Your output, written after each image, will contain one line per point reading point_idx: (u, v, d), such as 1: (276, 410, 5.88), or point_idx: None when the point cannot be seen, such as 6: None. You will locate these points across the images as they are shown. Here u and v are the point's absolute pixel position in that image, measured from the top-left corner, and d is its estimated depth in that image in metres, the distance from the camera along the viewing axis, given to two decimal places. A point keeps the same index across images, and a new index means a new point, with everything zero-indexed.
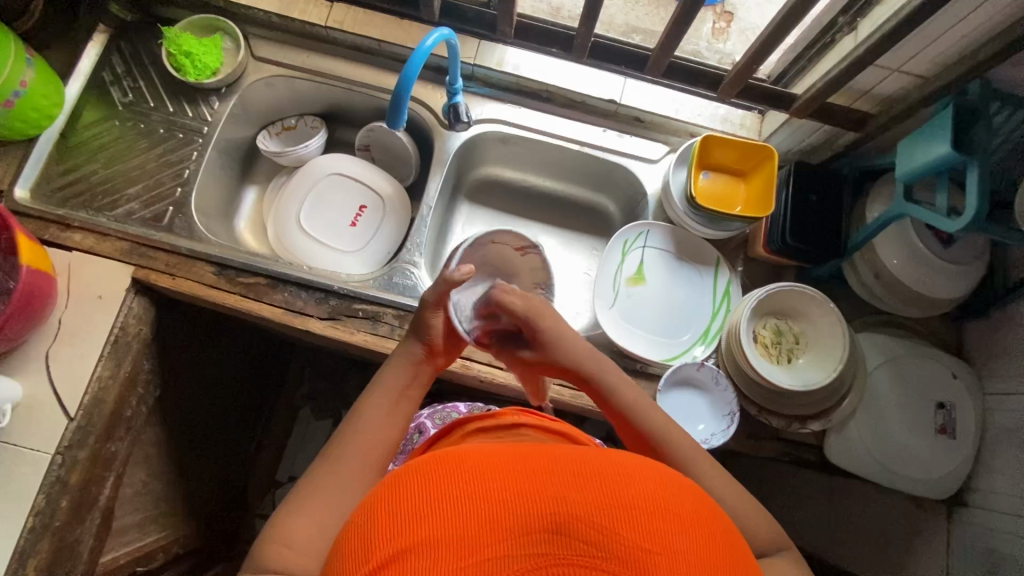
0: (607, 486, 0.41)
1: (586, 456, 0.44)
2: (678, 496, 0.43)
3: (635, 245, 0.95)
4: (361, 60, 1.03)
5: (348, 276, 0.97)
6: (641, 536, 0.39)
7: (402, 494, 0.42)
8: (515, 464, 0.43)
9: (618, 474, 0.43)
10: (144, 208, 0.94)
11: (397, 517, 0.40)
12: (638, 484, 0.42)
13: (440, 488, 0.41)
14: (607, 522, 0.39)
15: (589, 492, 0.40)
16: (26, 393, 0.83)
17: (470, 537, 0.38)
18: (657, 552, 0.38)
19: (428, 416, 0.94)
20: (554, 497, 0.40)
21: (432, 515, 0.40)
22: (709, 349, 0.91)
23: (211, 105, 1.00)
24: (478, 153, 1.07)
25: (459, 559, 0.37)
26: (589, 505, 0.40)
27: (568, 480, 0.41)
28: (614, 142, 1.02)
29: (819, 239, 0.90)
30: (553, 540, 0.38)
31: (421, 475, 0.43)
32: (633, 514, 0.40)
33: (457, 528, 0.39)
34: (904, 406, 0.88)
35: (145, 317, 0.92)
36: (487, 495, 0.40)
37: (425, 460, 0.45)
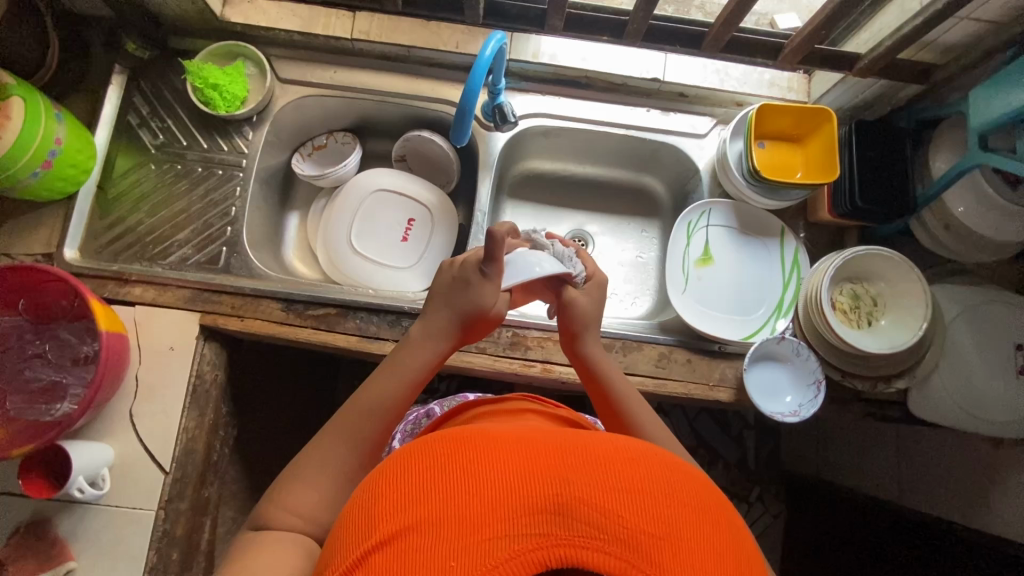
0: (613, 471, 0.42)
1: (593, 445, 0.45)
2: (681, 482, 0.44)
3: (699, 226, 0.94)
4: (390, 69, 1.00)
5: (412, 294, 0.96)
6: (645, 521, 0.39)
7: (409, 473, 0.43)
8: (520, 445, 0.44)
9: (624, 460, 0.44)
10: (197, 251, 0.92)
11: (401, 498, 0.41)
12: (644, 470, 0.43)
13: (444, 468, 0.42)
14: (611, 506, 0.39)
15: (595, 475, 0.41)
16: (119, 454, 0.83)
17: (472, 515, 0.39)
18: (660, 538, 0.39)
19: (438, 402, 0.95)
20: (558, 478, 0.41)
21: (435, 494, 0.40)
22: (788, 321, 0.90)
23: (245, 136, 0.97)
24: (520, 148, 1.05)
25: (463, 535, 0.38)
26: (593, 486, 0.40)
27: (574, 462, 0.43)
28: (659, 120, 1.00)
29: (887, 198, 0.88)
30: (557, 521, 0.38)
31: (426, 456, 0.44)
32: (636, 499, 0.40)
33: (460, 507, 0.39)
34: (986, 353, 0.89)
35: (218, 362, 0.91)
36: (491, 475, 0.41)
37: (429, 442, 0.46)
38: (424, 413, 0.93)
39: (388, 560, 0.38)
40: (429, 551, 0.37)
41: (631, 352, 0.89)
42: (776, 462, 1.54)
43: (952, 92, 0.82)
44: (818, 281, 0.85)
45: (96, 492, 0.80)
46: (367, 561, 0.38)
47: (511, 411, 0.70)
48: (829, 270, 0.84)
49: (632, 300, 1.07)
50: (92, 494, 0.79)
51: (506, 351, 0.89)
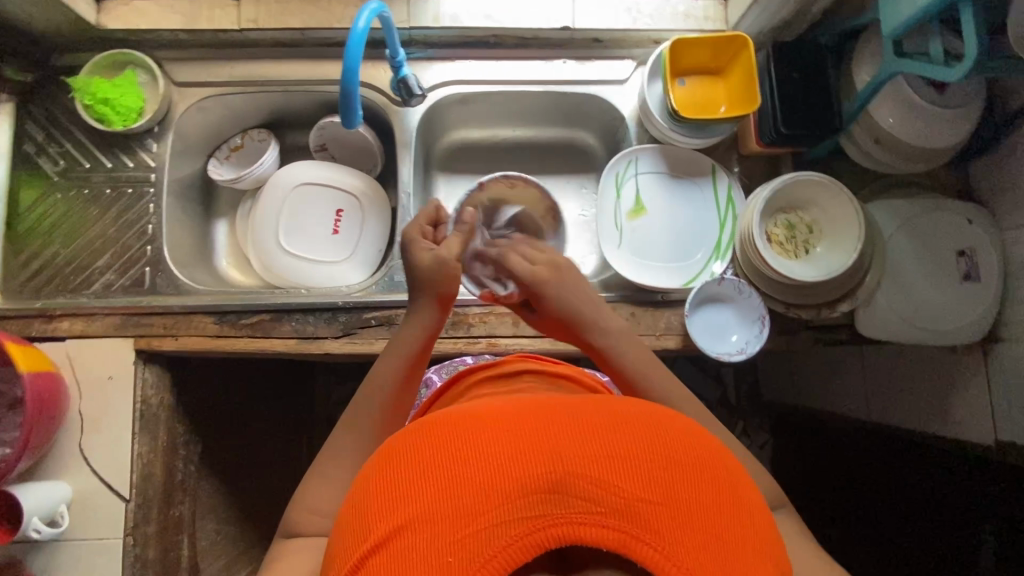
0: (602, 437, 0.44)
1: (585, 411, 0.47)
2: (675, 437, 0.46)
3: (628, 177, 0.92)
4: (290, 55, 0.95)
5: (347, 288, 0.94)
6: (638, 487, 0.42)
7: (399, 469, 0.44)
8: (508, 422, 0.45)
9: (617, 424, 0.46)
10: (120, 276, 0.90)
11: (396, 495, 0.43)
12: (636, 433, 0.45)
13: (435, 459, 0.43)
14: (603, 476, 0.42)
15: (587, 447, 0.43)
16: (76, 490, 0.83)
17: (468, 504, 0.41)
18: (655, 502, 0.41)
19: (436, 371, 0.89)
20: (551, 454, 0.43)
21: (428, 489, 0.42)
22: (725, 263, 0.89)
23: (150, 148, 0.93)
24: (440, 120, 1.01)
25: (460, 527, 0.40)
26: (586, 459, 0.43)
27: (563, 434, 0.44)
28: (576, 71, 0.96)
29: (813, 120, 0.86)
30: (550, 501, 0.41)
31: (417, 447, 0.45)
32: (632, 466, 0.43)
33: (453, 499, 0.41)
34: (927, 264, 0.88)
35: (162, 384, 0.90)
36: (483, 460, 0.42)
37: (420, 432, 0.47)
38: (420, 383, 0.88)
39: (386, 561, 0.40)
40: (427, 548, 0.39)
41: None
42: (757, 394, 1.55)
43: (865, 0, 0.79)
44: (751, 218, 0.83)
45: (56, 530, 0.80)
46: (370, 562, 0.40)
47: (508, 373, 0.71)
48: (759, 205, 0.82)
49: (581, 259, 1.05)
50: (52, 533, 0.79)
51: (449, 332, 0.88)
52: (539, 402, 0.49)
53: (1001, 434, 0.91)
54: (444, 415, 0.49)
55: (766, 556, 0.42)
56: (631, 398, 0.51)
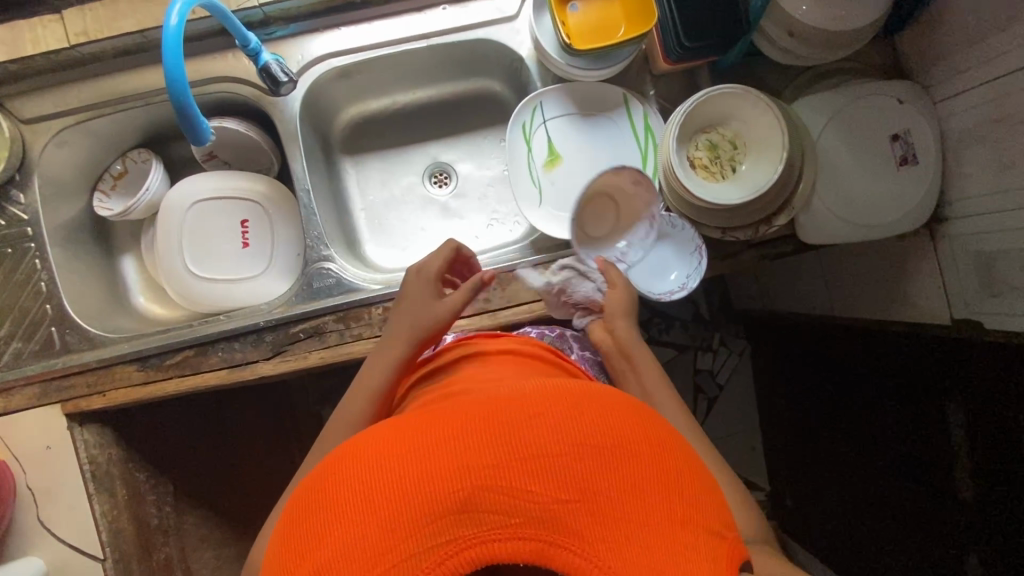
0: (514, 440, 0.43)
1: (497, 411, 0.46)
2: (591, 422, 0.45)
3: (536, 125, 0.85)
4: (141, 63, 0.85)
5: (271, 303, 0.89)
6: (552, 488, 0.41)
7: (310, 514, 0.43)
8: (418, 441, 0.44)
9: (528, 421, 0.44)
10: (27, 342, 0.84)
11: (310, 541, 0.42)
12: (548, 427, 0.44)
13: (347, 495, 0.43)
14: (513, 485, 0.41)
15: (496, 455, 0.42)
16: (48, 561, 0.82)
17: (381, 539, 0.40)
18: (570, 501, 0.41)
19: None
20: (459, 470, 0.42)
21: (342, 528, 0.41)
22: (652, 202, 0.83)
23: (18, 199, 0.85)
24: (327, 100, 0.92)
25: (375, 564, 0.40)
26: (497, 468, 0.42)
27: (473, 446, 0.43)
28: (460, 17, 0.86)
29: (717, 25, 0.78)
30: (462, 521, 0.40)
31: (332, 482, 0.45)
32: (543, 466, 0.42)
33: (364, 538, 0.41)
34: (862, 154, 0.83)
35: (106, 440, 0.87)
36: (391, 489, 0.42)
37: (336, 464, 0.46)
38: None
39: None
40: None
41: (509, 283, 0.84)
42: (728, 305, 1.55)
43: None
44: (668, 147, 0.77)
45: None
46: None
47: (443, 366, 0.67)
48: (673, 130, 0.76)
49: (513, 220, 0.99)
50: None
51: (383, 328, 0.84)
52: (454, 407, 0.48)
53: (956, 312, 0.89)
54: (357, 441, 0.48)
55: (689, 528, 0.43)
56: (549, 382, 0.50)
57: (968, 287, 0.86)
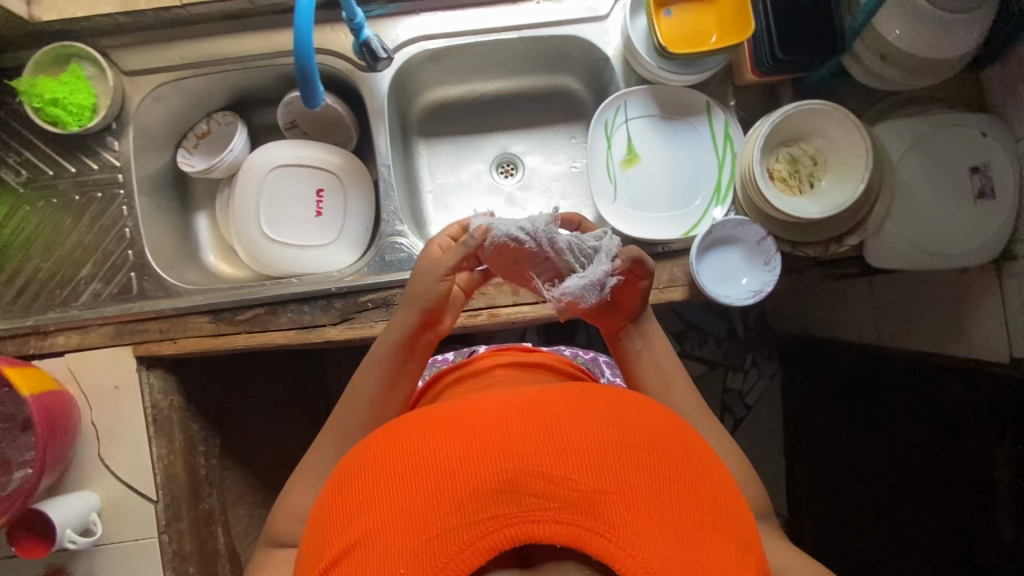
0: (556, 427, 0.42)
1: (541, 400, 0.45)
2: (634, 423, 0.44)
3: (618, 124, 0.87)
4: (242, 28, 0.88)
5: (341, 271, 0.91)
6: (593, 478, 0.39)
7: (354, 484, 0.43)
8: (460, 423, 0.43)
9: (569, 413, 0.43)
10: (107, 284, 0.88)
11: (351, 509, 0.42)
12: (593, 421, 0.43)
13: (388, 468, 0.42)
14: (554, 470, 0.39)
15: (540, 442, 0.41)
16: (103, 497, 0.85)
17: (419, 513, 0.39)
18: (611, 493, 0.39)
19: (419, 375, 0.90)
20: (502, 453, 0.40)
21: (382, 499, 0.41)
22: (727, 207, 0.84)
23: (111, 147, 0.88)
24: (413, 80, 0.95)
25: (411, 538, 0.38)
26: (538, 453, 0.40)
27: (514, 429, 0.42)
28: (553, 12, 0.88)
29: (809, 42, 0.80)
30: (501, 501, 0.39)
31: (373, 456, 0.44)
32: (586, 457, 0.40)
33: (404, 509, 0.39)
34: (941, 184, 0.84)
35: (169, 387, 0.90)
36: (433, 466, 0.41)
37: (377, 440, 0.46)
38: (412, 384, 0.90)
39: None
40: (379, 561, 0.38)
41: None
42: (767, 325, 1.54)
43: None
44: (750, 156, 0.79)
45: (92, 537, 0.82)
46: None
47: (479, 371, 0.68)
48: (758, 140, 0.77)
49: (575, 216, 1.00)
50: (88, 540, 0.81)
51: None
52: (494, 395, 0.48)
53: (1015, 351, 0.86)
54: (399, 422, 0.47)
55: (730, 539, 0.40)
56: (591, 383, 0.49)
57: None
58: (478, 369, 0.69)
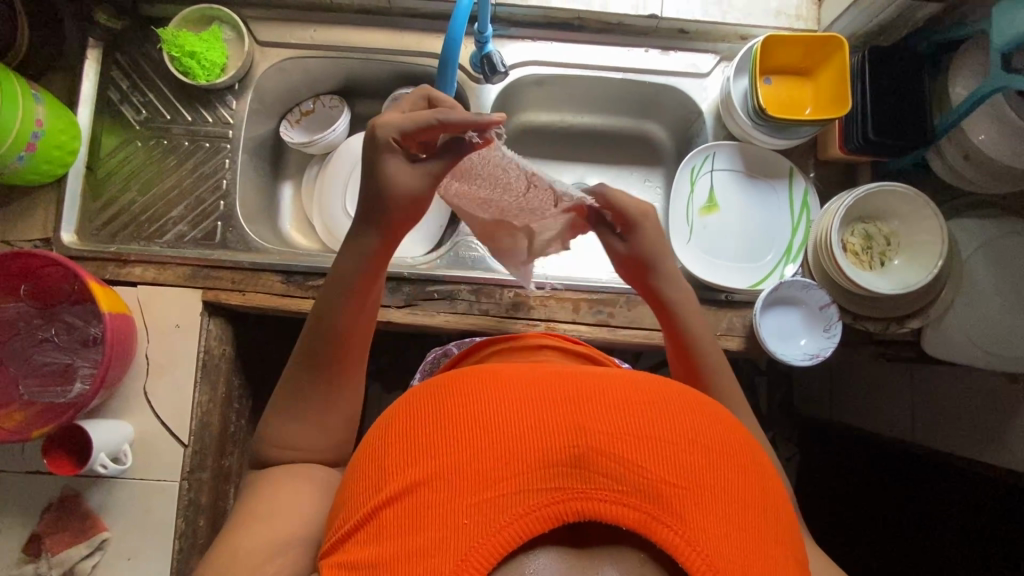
0: (632, 415, 0.42)
1: (615, 386, 0.45)
2: (704, 425, 0.44)
3: (703, 171, 0.91)
4: (373, 24, 0.95)
5: (412, 260, 0.94)
6: (664, 470, 0.40)
7: (418, 425, 0.43)
8: (532, 391, 0.44)
9: (644, 404, 0.43)
10: (193, 228, 0.92)
11: (416, 450, 0.42)
12: (664, 414, 0.43)
13: (456, 419, 0.42)
14: (627, 455, 0.40)
15: (612, 424, 0.41)
16: (137, 431, 0.85)
17: (487, 470, 0.40)
18: (679, 487, 0.39)
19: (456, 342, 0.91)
20: (574, 427, 0.41)
21: (447, 449, 0.41)
22: (798, 265, 0.88)
23: (229, 105, 0.95)
24: (515, 100, 1.01)
25: (477, 491, 0.39)
26: (613, 436, 0.41)
27: (592, 408, 0.42)
28: (659, 61, 0.94)
29: (901, 129, 0.83)
30: (571, 474, 0.39)
31: (439, 403, 0.44)
32: (658, 448, 0.41)
33: (474, 461, 0.40)
34: (1006, 288, 0.86)
35: (224, 336, 0.91)
36: (504, 427, 0.41)
37: (441, 389, 0.46)
38: (440, 352, 0.89)
39: (404, 515, 0.39)
40: (442, 508, 0.38)
41: (636, 305, 0.89)
42: None
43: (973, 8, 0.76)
44: (829, 224, 0.82)
45: (119, 467, 0.82)
46: (384, 514, 0.40)
47: (520, 347, 0.69)
48: (840, 210, 0.81)
49: None
50: (115, 470, 0.81)
51: (508, 312, 0.88)
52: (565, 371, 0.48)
53: None
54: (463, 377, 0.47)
55: (785, 553, 0.40)
56: (658, 377, 0.49)
57: None
58: (528, 343, 0.70)
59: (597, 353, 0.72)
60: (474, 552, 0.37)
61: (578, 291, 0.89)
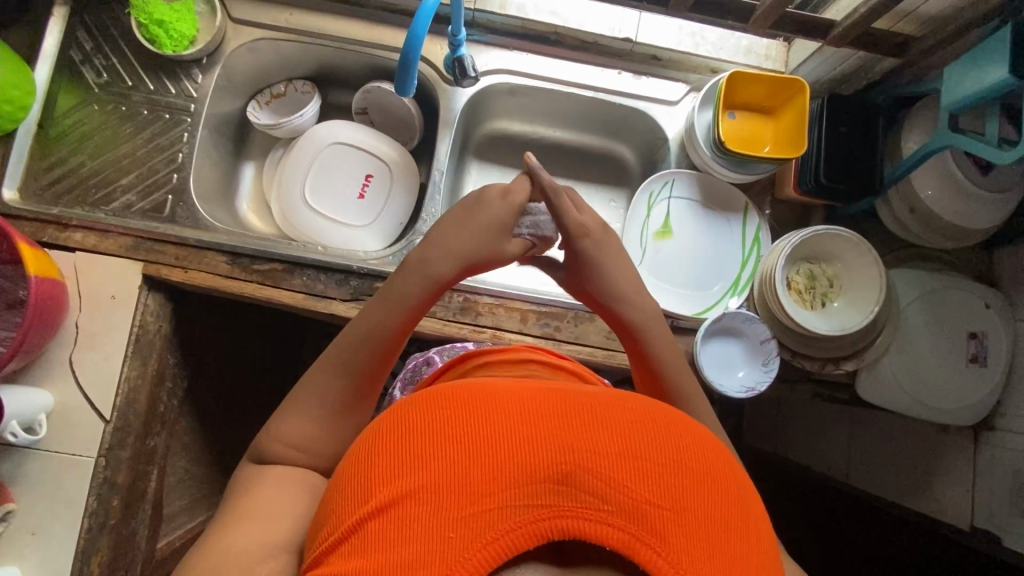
0: (619, 433, 0.41)
1: (605, 403, 0.43)
2: (691, 445, 0.42)
3: (661, 197, 0.92)
4: (349, 14, 0.94)
5: (365, 253, 0.93)
6: (650, 490, 0.38)
7: (402, 433, 0.41)
8: (522, 404, 0.42)
9: (633, 422, 0.42)
10: (142, 199, 0.90)
11: (401, 460, 0.40)
12: (653, 434, 0.42)
13: (442, 428, 0.40)
14: (615, 473, 0.38)
15: (602, 442, 0.40)
16: (57, 401, 0.82)
17: (473, 484, 0.38)
18: (665, 508, 0.38)
19: (438, 351, 0.89)
20: (563, 444, 0.39)
21: (433, 460, 0.39)
22: (742, 299, 0.90)
23: (194, 79, 0.93)
24: (486, 106, 1.01)
25: (463, 506, 0.37)
26: (600, 455, 0.39)
27: (581, 425, 0.41)
28: (630, 84, 0.95)
29: (853, 177, 0.86)
30: (558, 491, 0.38)
31: (424, 412, 0.42)
32: (644, 468, 0.39)
33: (459, 473, 0.38)
34: (938, 340, 0.88)
35: (162, 313, 0.89)
36: (493, 439, 0.40)
37: (429, 397, 0.44)
38: (421, 360, 0.88)
39: (386, 528, 0.37)
40: (427, 521, 0.37)
41: (582, 322, 0.89)
42: None
43: (929, 67, 0.79)
44: (774, 262, 0.83)
45: (31, 437, 0.79)
46: (366, 527, 0.38)
47: (509, 361, 0.67)
48: (785, 250, 0.82)
49: None
50: (27, 439, 0.78)
51: (456, 316, 0.88)
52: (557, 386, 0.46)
53: (977, 520, 0.88)
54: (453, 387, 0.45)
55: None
56: (647, 396, 0.47)
57: (996, 500, 0.85)
58: (514, 357, 0.69)
59: (586, 371, 0.72)
60: (459, 567, 0.35)
61: (526, 302, 0.89)
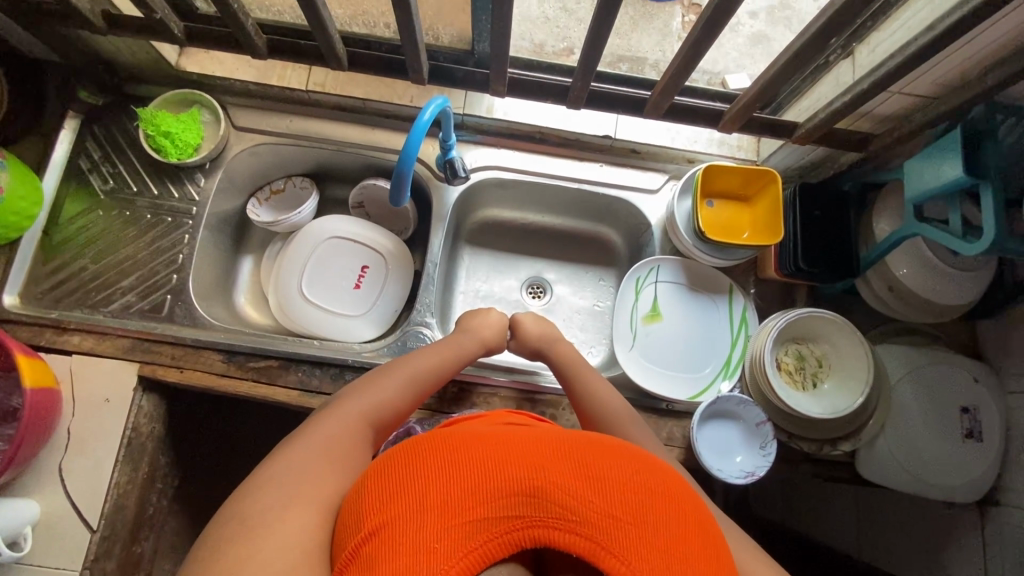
0: (583, 456, 0.45)
1: (572, 436, 0.47)
2: (651, 468, 0.46)
3: (647, 282, 0.95)
4: (347, 119, 1.01)
5: (359, 346, 0.94)
6: (612, 504, 0.41)
7: (392, 467, 0.45)
8: (501, 437, 0.46)
9: (595, 449, 0.46)
10: (141, 299, 0.92)
11: (390, 487, 0.43)
12: (622, 461, 0.45)
13: (429, 459, 0.44)
14: (582, 489, 0.42)
15: (570, 465, 0.44)
16: (43, 512, 0.80)
17: (455, 500, 0.41)
18: (627, 521, 0.41)
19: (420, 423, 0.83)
20: (533, 464, 0.43)
21: (420, 482, 0.43)
22: (733, 382, 0.91)
23: (197, 182, 0.98)
24: (477, 198, 1.06)
25: (444, 519, 0.40)
26: (568, 472, 0.43)
27: (550, 451, 0.45)
28: (611, 176, 1.00)
29: (830, 261, 0.90)
30: (530, 504, 0.41)
31: (412, 446, 0.46)
32: (606, 483, 0.43)
33: (442, 494, 0.42)
34: (931, 417, 0.88)
35: (155, 415, 0.89)
36: (473, 463, 0.43)
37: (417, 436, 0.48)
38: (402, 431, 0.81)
39: (375, 547, 0.40)
40: (412, 536, 0.40)
41: None
42: None
43: (890, 159, 0.85)
44: (762, 342, 0.85)
45: (15, 553, 0.76)
46: (359, 550, 0.41)
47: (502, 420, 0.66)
48: (773, 331, 0.84)
49: (587, 350, 1.04)
50: (10, 556, 0.75)
51: (452, 407, 0.88)
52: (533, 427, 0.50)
53: None
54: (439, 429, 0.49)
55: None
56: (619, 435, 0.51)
57: None
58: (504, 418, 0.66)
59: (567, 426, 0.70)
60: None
61: (520, 391, 0.90)
